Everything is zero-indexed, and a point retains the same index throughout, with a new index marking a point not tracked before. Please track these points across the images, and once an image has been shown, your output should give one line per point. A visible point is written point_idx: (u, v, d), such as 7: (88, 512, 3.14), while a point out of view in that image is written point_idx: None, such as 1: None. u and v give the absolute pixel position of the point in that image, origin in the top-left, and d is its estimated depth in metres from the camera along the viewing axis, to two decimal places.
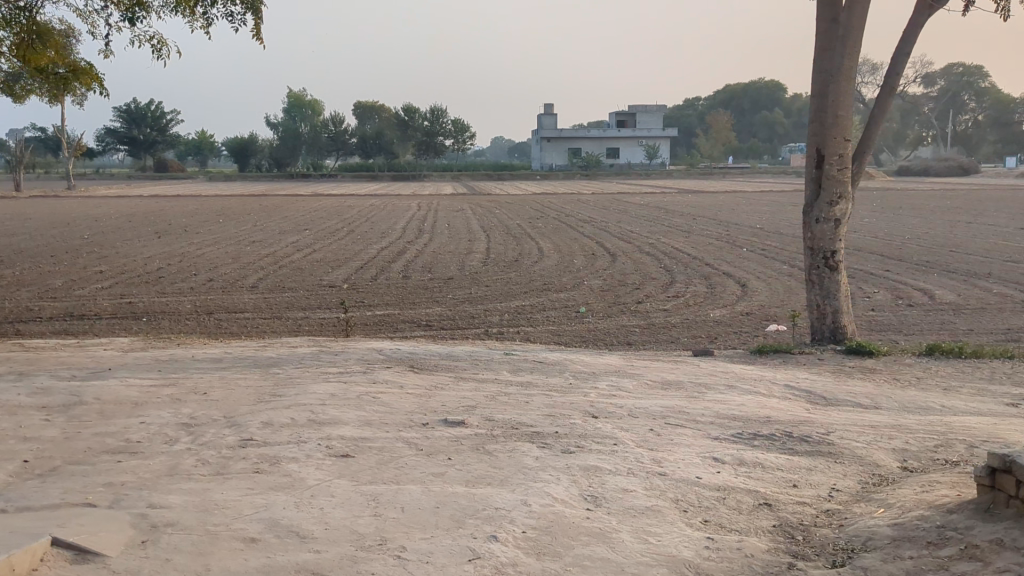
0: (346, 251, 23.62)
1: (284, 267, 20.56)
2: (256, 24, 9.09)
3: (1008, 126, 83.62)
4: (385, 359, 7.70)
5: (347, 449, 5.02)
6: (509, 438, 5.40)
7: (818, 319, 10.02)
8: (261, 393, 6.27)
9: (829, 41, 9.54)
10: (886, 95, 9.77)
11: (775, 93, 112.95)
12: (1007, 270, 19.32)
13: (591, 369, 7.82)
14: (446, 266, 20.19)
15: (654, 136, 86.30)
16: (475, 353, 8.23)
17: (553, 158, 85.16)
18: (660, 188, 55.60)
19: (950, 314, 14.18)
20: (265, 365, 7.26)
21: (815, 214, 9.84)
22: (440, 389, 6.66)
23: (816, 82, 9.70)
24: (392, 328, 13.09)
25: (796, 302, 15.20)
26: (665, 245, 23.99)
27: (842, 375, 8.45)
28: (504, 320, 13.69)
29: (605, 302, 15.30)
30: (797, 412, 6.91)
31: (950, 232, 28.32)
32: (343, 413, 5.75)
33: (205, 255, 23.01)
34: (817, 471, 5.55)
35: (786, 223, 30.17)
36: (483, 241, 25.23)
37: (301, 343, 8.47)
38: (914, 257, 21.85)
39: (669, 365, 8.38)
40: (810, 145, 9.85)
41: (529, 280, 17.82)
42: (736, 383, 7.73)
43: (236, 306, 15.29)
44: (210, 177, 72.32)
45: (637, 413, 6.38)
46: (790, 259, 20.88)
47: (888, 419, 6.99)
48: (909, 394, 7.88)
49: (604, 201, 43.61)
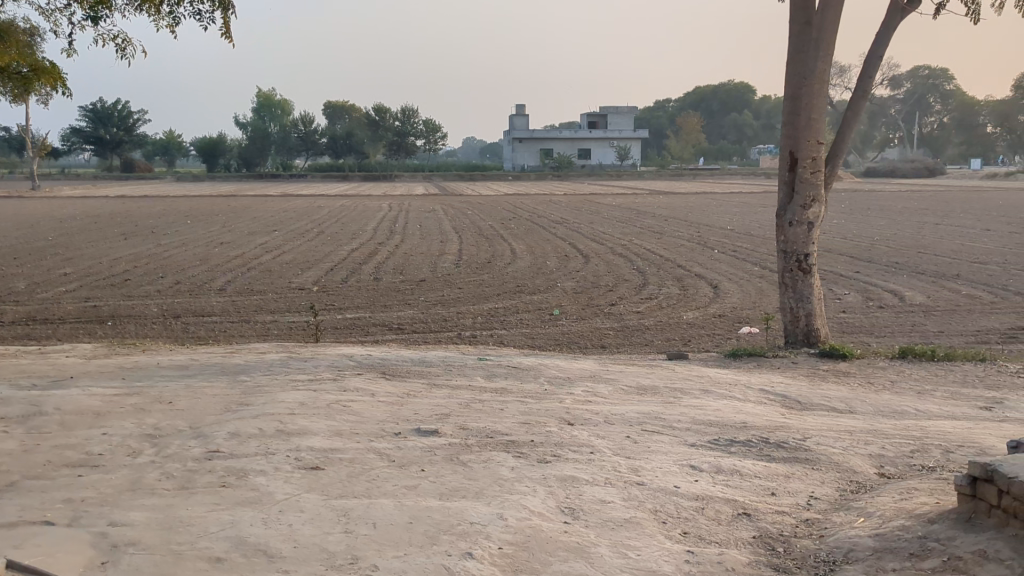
0: (316, 253, 23.40)
1: (253, 269, 20.31)
2: (223, 22, 8.91)
3: (972, 129, 84.85)
4: (356, 365, 7.55)
5: (316, 462, 4.89)
6: (483, 448, 5.29)
7: (791, 322, 9.98)
8: (227, 402, 6.11)
9: (802, 43, 9.51)
10: (859, 98, 9.77)
11: (744, 95, 113.74)
12: (974, 271, 19.51)
13: (565, 374, 7.72)
14: (417, 267, 20.04)
15: (624, 137, 86.56)
16: (448, 359, 8.10)
17: (525, 158, 85.18)
18: (632, 189, 55.75)
19: (920, 316, 14.26)
20: (232, 372, 7.10)
21: (788, 217, 9.79)
22: (413, 396, 6.53)
23: (789, 85, 9.67)
24: (363, 332, 12.92)
25: (768, 304, 15.24)
26: (637, 246, 24.00)
27: (816, 379, 8.42)
28: (476, 323, 13.57)
29: (578, 304, 15.23)
30: (773, 418, 6.85)
31: (917, 233, 28.60)
32: (312, 423, 5.61)
33: (172, 257, 22.69)
34: (795, 478, 5.49)
35: (757, 225, 30.32)
36: (455, 242, 25.09)
37: (268, 349, 8.30)
38: (883, 258, 22.02)
39: (644, 369, 8.31)
40: (783, 148, 9.81)
41: (501, 282, 17.73)
42: (711, 388, 7.66)
43: (204, 309, 15.06)
44: (178, 177, 71.59)
45: (613, 420, 6.29)
46: (762, 261, 20.95)
47: (864, 424, 6.95)
48: (884, 398, 7.87)
49: (575, 201, 43.66)
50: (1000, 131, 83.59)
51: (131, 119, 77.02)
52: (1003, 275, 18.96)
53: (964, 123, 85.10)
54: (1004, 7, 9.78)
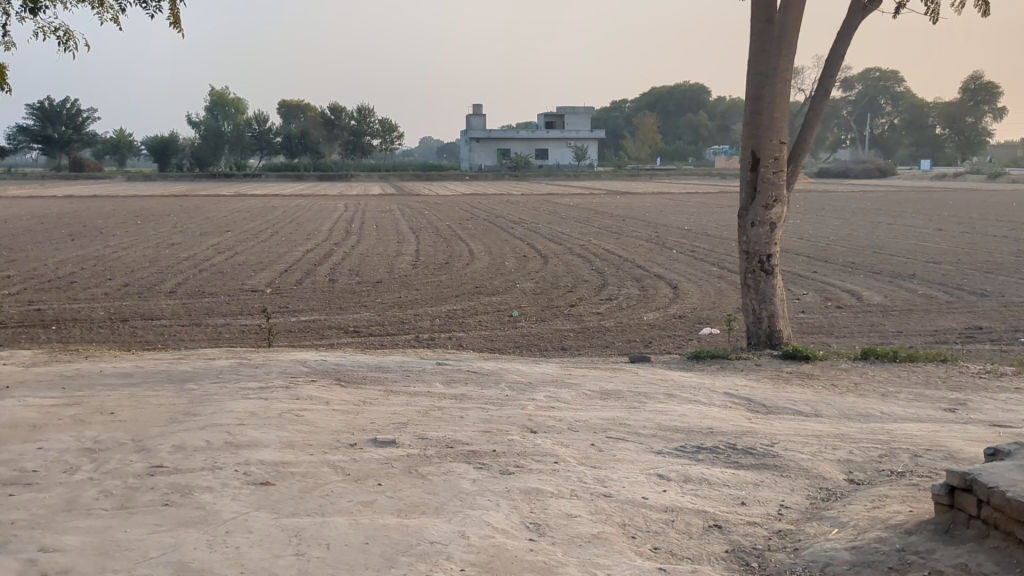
0: (270, 253, 22.94)
1: (204, 270, 19.85)
2: (171, 13, 8.58)
3: (922, 131, 86.32)
4: (309, 372, 7.27)
5: (266, 476, 4.62)
6: (443, 459, 5.06)
7: (754, 323, 9.87)
8: (172, 412, 5.81)
9: (765, 42, 9.42)
10: (821, 98, 9.70)
11: (699, 95, 114.61)
12: (930, 271, 19.65)
13: (527, 379, 7.51)
14: (374, 268, 19.72)
15: (581, 137, 86.65)
16: (405, 364, 7.85)
17: (482, 159, 84.93)
18: (589, 189, 55.72)
19: (879, 316, 14.27)
20: (179, 380, 6.78)
21: (750, 217, 9.68)
22: (369, 404, 6.29)
23: (751, 84, 9.57)
24: (318, 335, 12.58)
25: (727, 304, 15.17)
26: (596, 246, 23.87)
27: (779, 382, 8.31)
28: (434, 326, 13.30)
29: (538, 305, 15.03)
30: (739, 422, 6.70)
31: (873, 233, 28.80)
32: (263, 434, 5.33)
33: (121, 258, 22.09)
34: (765, 487, 5.33)
35: (713, 224, 30.40)
36: (412, 243, 24.75)
37: (217, 355, 7.97)
38: (839, 258, 22.10)
39: (607, 373, 8.13)
40: (745, 147, 9.70)
41: (460, 283, 17.48)
42: (676, 392, 7.50)
43: (152, 312, 14.64)
44: (129, 177, 70.17)
45: (576, 427, 6.10)
46: (720, 261, 20.93)
47: (830, 428, 6.83)
48: (848, 400, 7.78)
49: (533, 201, 43.44)
50: (949, 133, 85.05)
51: (80, 117, 75.40)
52: (957, 275, 19.10)
53: (914, 125, 86.47)
54: (963, 7, 9.78)
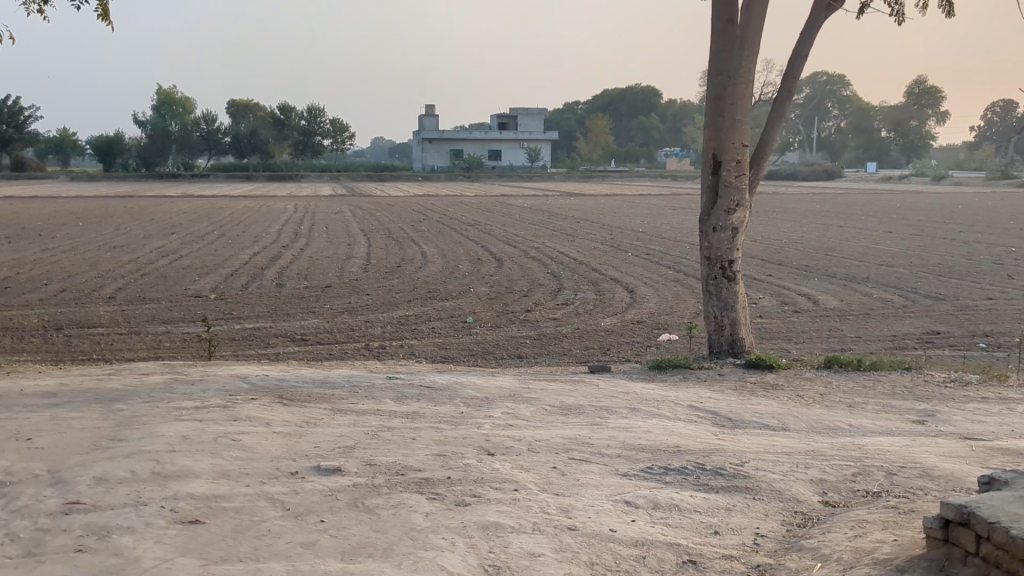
0: (215, 257, 22.28)
1: (147, 274, 19.16)
2: (100, 4, 8.04)
3: (868, 133, 87.61)
4: (249, 388, 6.79)
5: (196, 513, 4.19)
6: (393, 489, 4.67)
7: (716, 331, 9.58)
8: (95, 438, 5.31)
9: (725, 42, 9.15)
10: (784, 100, 9.44)
11: (650, 98, 115.35)
12: (884, 274, 19.64)
13: (483, 394, 7.11)
14: (324, 272, 19.18)
15: (534, 138, 86.54)
16: (354, 379, 7.40)
17: (434, 159, 84.36)
18: (543, 191, 55.51)
19: (836, 320, 14.11)
20: (106, 400, 6.24)
21: (712, 222, 9.38)
22: (313, 425, 5.84)
23: (711, 85, 9.29)
24: (264, 344, 12.08)
25: (685, 309, 14.93)
26: (549, 249, 23.59)
27: (745, 393, 8.01)
28: (386, 333, 12.86)
29: (493, 310, 14.69)
30: (706, 439, 6.37)
31: (824, 236, 28.88)
32: (195, 463, 4.87)
33: (58, 261, 21.27)
34: (737, 512, 5.00)
35: (667, 227, 30.32)
36: (363, 245, 24.27)
37: (151, 370, 7.43)
38: (793, 260, 22.05)
39: (567, 385, 7.76)
40: (705, 150, 9.42)
41: (412, 288, 17.06)
42: (638, 406, 7.15)
43: (89, 319, 13.99)
44: (73, 177, 68.45)
45: (536, 448, 5.72)
46: (675, 263, 20.76)
47: (800, 443, 6.54)
48: (815, 412, 7.51)
49: (486, 203, 43.09)
50: (894, 137, 86.56)
51: (22, 115, 73.32)
52: (910, 278, 19.15)
53: (861, 128, 87.80)
54: (925, 7, 9.62)
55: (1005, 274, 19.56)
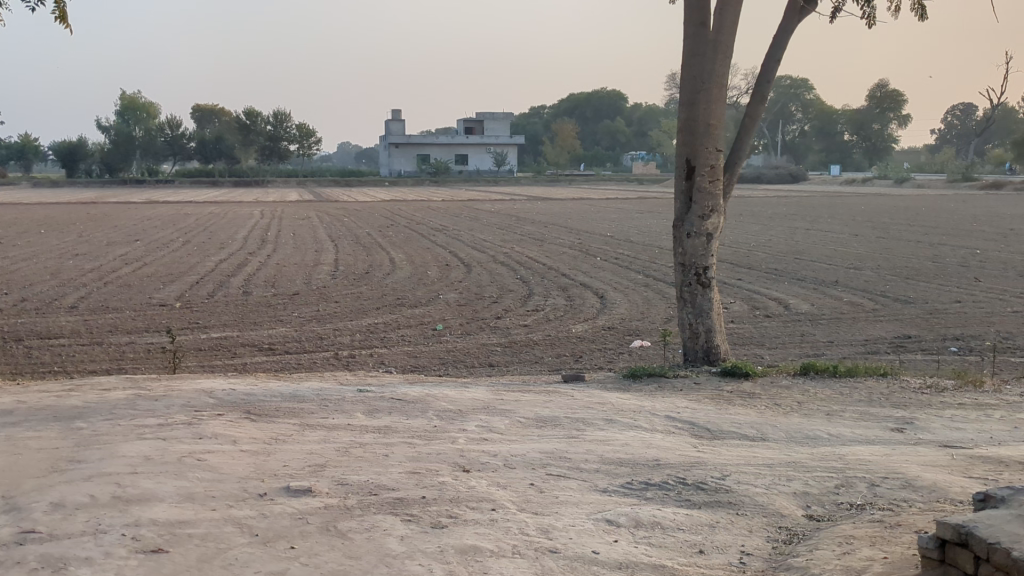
0: (180, 264, 21.92)
1: (109, 283, 18.73)
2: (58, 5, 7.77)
3: (832, 137, 88.50)
4: (215, 403, 6.56)
5: (159, 541, 3.98)
6: (367, 511, 4.50)
7: (691, 339, 9.47)
8: (53, 459, 5.06)
9: (697, 45, 9.06)
10: (757, 103, 9.36)
11: (617, 103, 115.89)
12: (852, 277, 19.72)
13: (456, 406, 6.93)
14: (291, 279, 18.89)
15: (501, 142, 86.49)
16: (323, 392, 7.18)
17: (402, 164, 83.97)
18: (511, 196, 55.29)
19: (808, 325, 14.09)
20: (64, 418, 5.98)
21: (686, 228, 9.27)
22: (282, 443, 5.63)
23: (684, 89, 9.20)
24: (230, 354, 11.80)
25: (657, 314, 14.83)
26: (518, 254, 23.44)
27: (721, 402, 7.90)
28: (355, 341, 12.63)
29: (462, 318, 14.48)
30: (686, 452, 6.24)
31: (792, 239, 29.03)
32: (158, 485, 4.65)
33: (19, 270, 20.83)
34: (720, 528, 4.88)
35: (636, 231, 30.31)
36: (331, 251, 24.02)
37: (113, 385, 7.16)
38: (762, 264, 22.10)
39: (542, 396, 7.60)
40: (678, 155, 9.32)
41: (381, 294, 16.82)
42: (615, 417, 7.01)
43: (49, 330, 13.62)
44: (34, 183, 67.42)
45: (513, 463, 5.56)
46: (645, 268, 20.70)
47: (780, 454, 6.44)
48: (793, 421, 7.42)
49: (454, 208, 42.87)
50: (857, 140, 87.50)
51: None
52: (878, 281, 19.23)
53: (825, 132, 88.64)
54: (896, 12, 9.60)
55: (971, 276, 19.71)
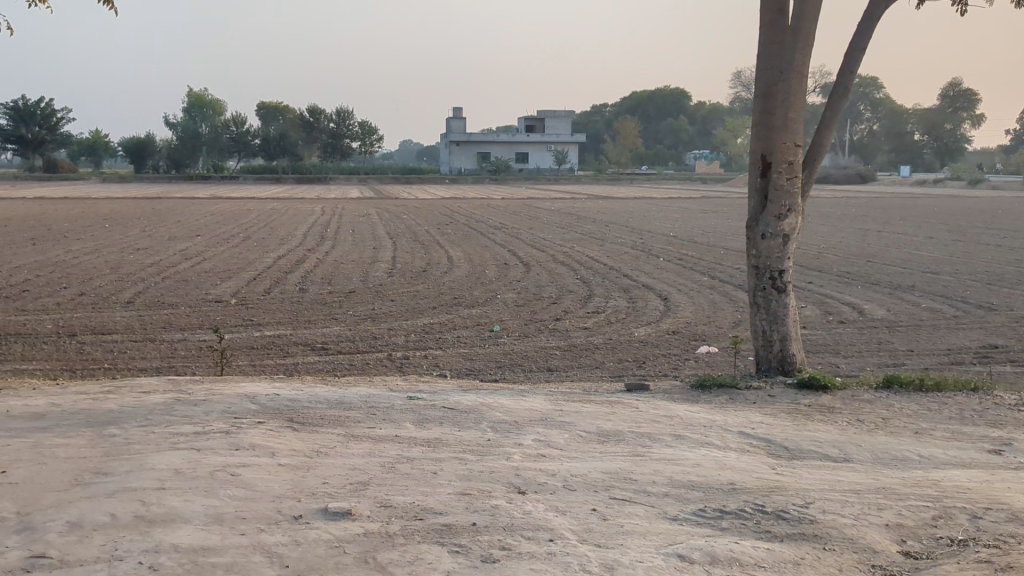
0: (238, 259, 21.88)
1: (167, 278, 18.68)
2: None
3: (902, 136, 86.10)
4: (257, 410, 6.19)
5: (177, 572, 3.59)
6: (411, 540, 4.05)
7: (764, 347, 8.86)
8: (78, 471, 4.71)
9: (775, 34, 8.47)
10: (839, 96, 8.72)
11: (680, 101, 114.51)
12: (930, 282, 18.77)
13: (512, 418, 6.45)
14: (347, 276, 18.64)
15: (562, 141, 85.87)
16: (371, 399, 6.76)
17: (462, 162, 83.92)
18: (571, 194, 54.71)
19: (885, 332, 13.32)
20: (98, 424, 5.66)
21: (761, 229, 8.67)
22: (324, 456, 5.21)
23: (760, 80, 8.60)
24: (282, 353, 11.51)
25: (723, 318, 14.21)
26: (579, 254, 22.89)
27: (799, 417, 7.30)
28: (410, 342, 12.22)
29: (521, 319, 14.00)
30: (763, 474, 5.69)
31: (863, 241, 27.95)
32: (185, 504, 4.26)
33: (80, 264, 20.95)
34: (806, 567, 4.33)
35: (699, 231, 29.55)
36: (389, 249, 23.75)
37: (153, 387, 6.85)
38: (833, 267, 21.25)
39: (605, 407, 7.10)
40: (753, 151, 8.72)
41: (438, 293, 16.46)
42: (684, 432, 6.48)
43: (105, 326, 13.50)
44: (103, 179, 69.02)
45: (573, 485, 5.06)
46: (710, 269, 20.02)
47: (866, 479, 5.85)
48: (879, 440, 6.80)
49: (514, 206, 42.51)
50: (928, 140, 85.02)
51: (54, 118, 74.84)
52: (958, 286, 18.31)
53: (894, 130, 86.30)
54: None
55: None
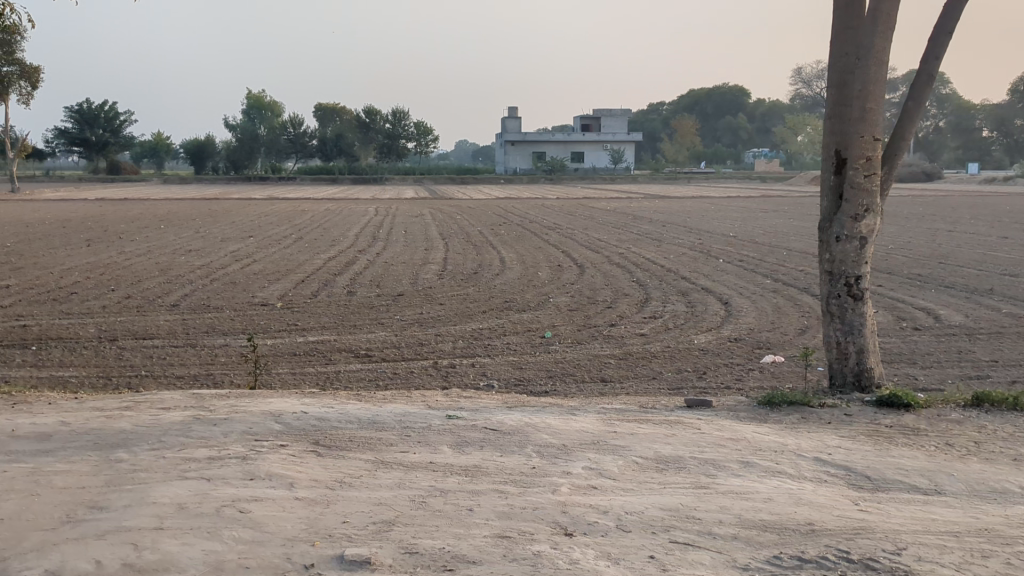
0: (288, 261, 21.58)
1: (216, 280, 18.43)
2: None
3: (969, 133, 83.52)
4: (280, 430, 5.68)
5: None
6: None
7: (838, 360, 8.12)
8: (72, 505, 4.24)
9: (850, 18, 7.73)
10: (923, 84, 7.94)
11: (738, 98, 112.75)
12: (1008, 285, 17.70)
13: (560, 441, 5.83)
14: (397, 279, 18.20)
15: (618, 140, 84.86)
16: (406, 418, 6.18)
17: (517, 161, 83.48)
18: (627, 194, 53.72)
19: (964, 340, 12.41)
20: (106, 446, 5.18)
21: (835, 231, 7.94)
22: (349, 488, 4.65)
23: (834, 68, 7.86)
24: (324, 360, 11.05)
25: (786, 323, 13.40)
26: (635, 254, 22.18)
27: (881, 441, 6.56)
28: (457, 349, 11.69)
29: (574, 325, 13.36)
30: (845, 511, 4.99)
31: (934, 241, 26.68)
32: (182, 549, 3.74)
33: (132, 266, 20.85)
34: None
35: (761, 231, 28.52)
36: (441, 250, 23.30)
37: (173, 404, 6.39)
38: (904, 269, 20.20)
39: (663, 428, 6.45)
40: (826, 146, 8.00)
41: (488, 297, 15.90)
42: (752, 459, 5.81)
43: (148, 330, 13.21)
44: (163, 180, 70.13)
45: (627, 526, 4.43)
46: (773, 271, 19.13)
47: (966, 518, 5.10)
48: (976, 469, 6.03)
49: (569, 206, 41.92)
50: (996, 136, 82.16)
51: (117, 120, 76.22)
52: None
53: (961, 127, 83.73)
54: None
55: None
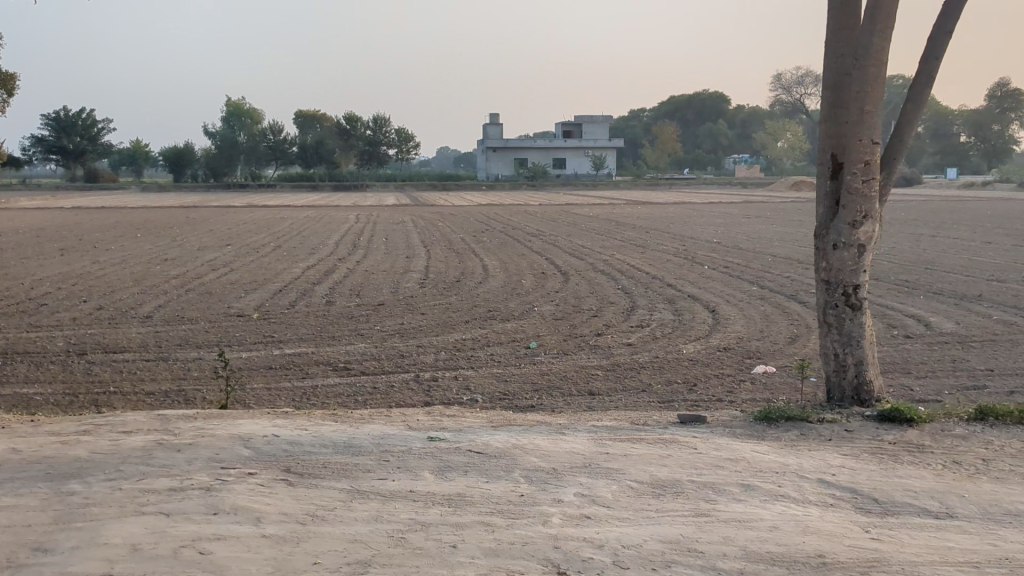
0: (266, 270, 21.14)
1: (192, 290, 17.97)
2: None
3: (948, 138, 83.96)
4: (250, 456, 5.28)
5: None
6: None
7: (836, 373, 7.79)
8: (14, 547, 3.84)
9: (847, 17, 7.43)
10: (922, 86, 7.65)
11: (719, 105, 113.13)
12: (996, 291, 17.50)
13: (549, 465, 5.47)
14: (378, 288, 17.79)
15: (599, 146, 84.76)
16: (385, 441, 5.80)
17: (499, 168, 83.17)
18: (610, 200, 53.58)
19: (958, 348, 12.14)
20: (59, 477, 4.78)
21: (832, 238, 7.63)
22: (322, 523, 4.27)
23: (830, 69, 7.54)
24: (301, 374, 10.64)
25: (776, 331, 13.12)
26: (620, 261, 21.88)
27: (886, 460, 6.23)
28: (439, 361, 11.29)
29: (559, 334, 13.01)
30: (857, 540, 4.65)
31: (919, 247, 26.52)
32: None
33: (105, 275, 20.36)
34: None
35: (745, 237, 28.33)
36: (422, 258, 22.92)
37: (135, 427, 5.96)
38: (890, 275, 19.99)
39: (658, 448, 6.09)
40: (821, 150, 7.70)
41: (470, 305, 15.54)
42: (754, 482, 5.47)
43: (119, 343, 12.76)
44: (141, 187, 69.40)
45: (624, 562, 4.07)
46: (759, 278, 18.85)
47: (983, 545, 4.77)
48: (988, 490, 5.70)
49: (551, 212, 41.60)
50: (974, 141, 82.61)
51: (95, 128, 75.50)
52: None
53: (940, 132, 84.16)
54: None
55: None
